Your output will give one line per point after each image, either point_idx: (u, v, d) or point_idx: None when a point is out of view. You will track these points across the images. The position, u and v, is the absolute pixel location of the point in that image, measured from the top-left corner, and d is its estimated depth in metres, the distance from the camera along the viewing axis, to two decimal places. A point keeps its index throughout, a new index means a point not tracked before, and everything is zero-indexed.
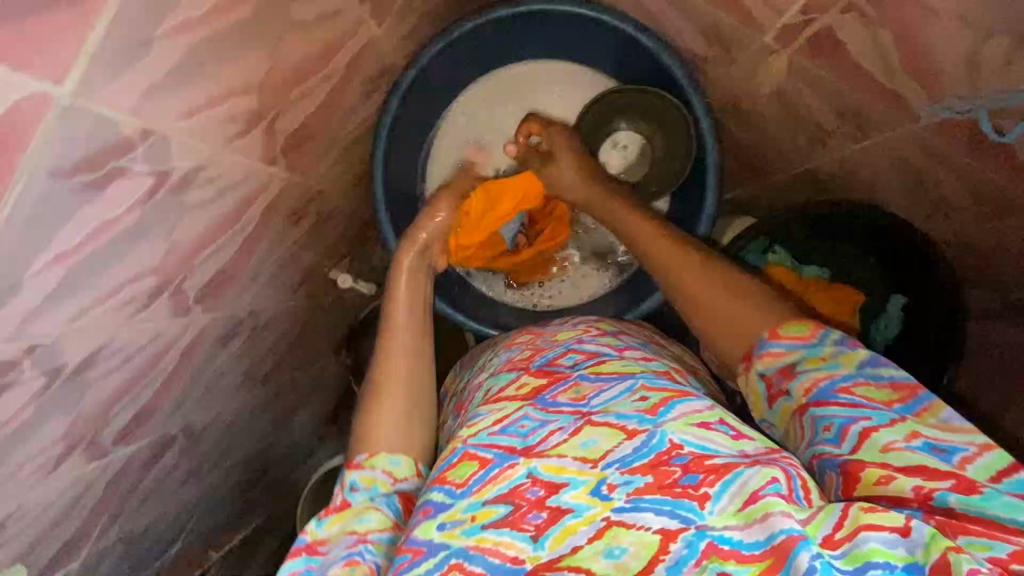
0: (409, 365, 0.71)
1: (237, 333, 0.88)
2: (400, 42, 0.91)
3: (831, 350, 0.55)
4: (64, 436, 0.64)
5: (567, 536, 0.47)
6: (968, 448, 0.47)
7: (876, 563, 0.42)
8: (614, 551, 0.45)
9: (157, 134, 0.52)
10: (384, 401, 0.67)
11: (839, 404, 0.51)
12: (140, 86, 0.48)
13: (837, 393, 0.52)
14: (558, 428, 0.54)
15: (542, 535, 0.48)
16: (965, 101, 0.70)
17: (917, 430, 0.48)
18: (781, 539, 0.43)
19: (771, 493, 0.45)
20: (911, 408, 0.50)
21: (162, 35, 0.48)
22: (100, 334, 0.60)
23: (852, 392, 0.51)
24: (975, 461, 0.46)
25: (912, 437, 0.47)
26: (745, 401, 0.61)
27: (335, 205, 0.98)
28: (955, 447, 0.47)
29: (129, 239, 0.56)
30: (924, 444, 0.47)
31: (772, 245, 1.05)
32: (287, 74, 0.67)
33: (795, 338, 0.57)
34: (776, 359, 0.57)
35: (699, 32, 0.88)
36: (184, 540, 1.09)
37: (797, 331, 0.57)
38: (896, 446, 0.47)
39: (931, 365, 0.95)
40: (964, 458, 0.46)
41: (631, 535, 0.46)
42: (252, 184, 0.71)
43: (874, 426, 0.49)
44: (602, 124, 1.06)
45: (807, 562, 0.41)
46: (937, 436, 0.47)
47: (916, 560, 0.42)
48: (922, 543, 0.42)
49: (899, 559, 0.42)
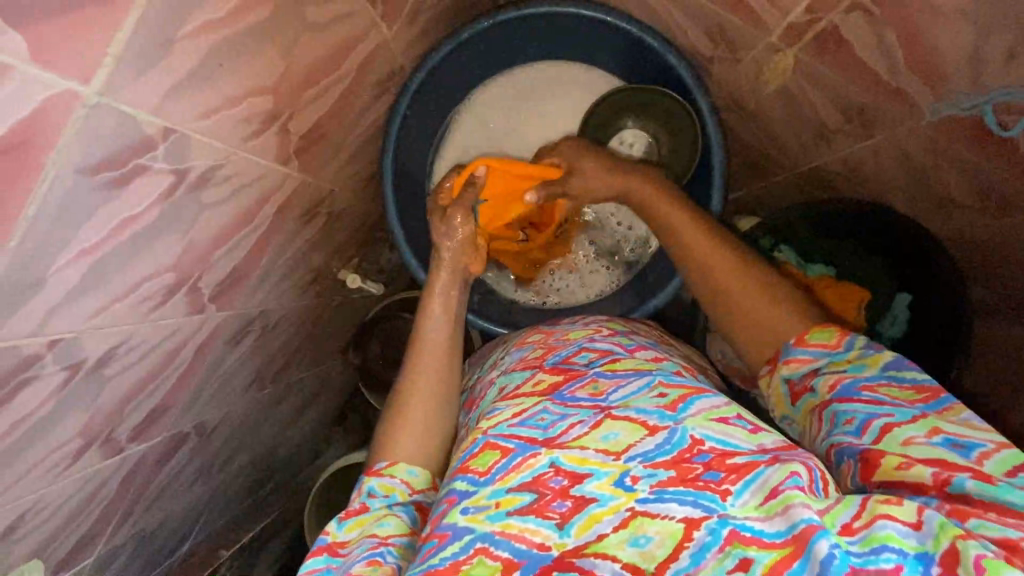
0: (434, 382, 0.71)
1: (249, 332, 0.89)
2: (410, 44, 0.92)
3: (859, 352, 0.56)
4: (83, 431, 0.66)
5: (592, 524, 0.47)
6: (987, 443, 0.46)
7: (891, 548, 0.41)
8: (639, 540, 0.46)
9: (177, 133, 0.54)
10: (407, 418, 0.68)
11: (862, 402, 0.52)
12: (163, 86, 0.50)
13: (860, 391, 0.52)
14: (578, 421, 0.54)
15: (568, 523, 0.48)
16: (969, 97, 0.69)
17: (938, 426, 0.48)
18: (801, 529, 0.42)
19: (791, 486, 0.45)
20: (934, 407, 0.50)
21: (183, 37, 0.49)
22: (119, 330, 0.62)
23: (876, 391, 0.52)
24: (994, 456, 0.45)
25: (933, 433, 0.47)
26: (767, 403, 0.62)
27: (345, 206, 1.00)
28: (975, 443, 0.46)
29: (148, 236, 0.58)
30: (943, 439, 0.47)
31: (778, 245, 1.02)
32: (301, 75, 0.68)
33: (822, 344, 0.58)
34: (801, 364, 0.58)
35: (705, 32, 0.88)
36: (195, 537, 1.11)
37: (824, 338, 0.58)
38: (916, 440, 0.47)
39: (936, 360, 0.95)
40: (982, 453, 0.46)
41: (655, 524, 0.46)
42: (266, 184, 0.73)
43: (896, 421, 0.49)
44: (605, 123, 1.06)
45: (826, 550, 0.41)
46: (957, 432, 0.47)
47: (926, 549, 0.41)
48: (932, 533, 0.41)
49: (910, 547, 0.41)
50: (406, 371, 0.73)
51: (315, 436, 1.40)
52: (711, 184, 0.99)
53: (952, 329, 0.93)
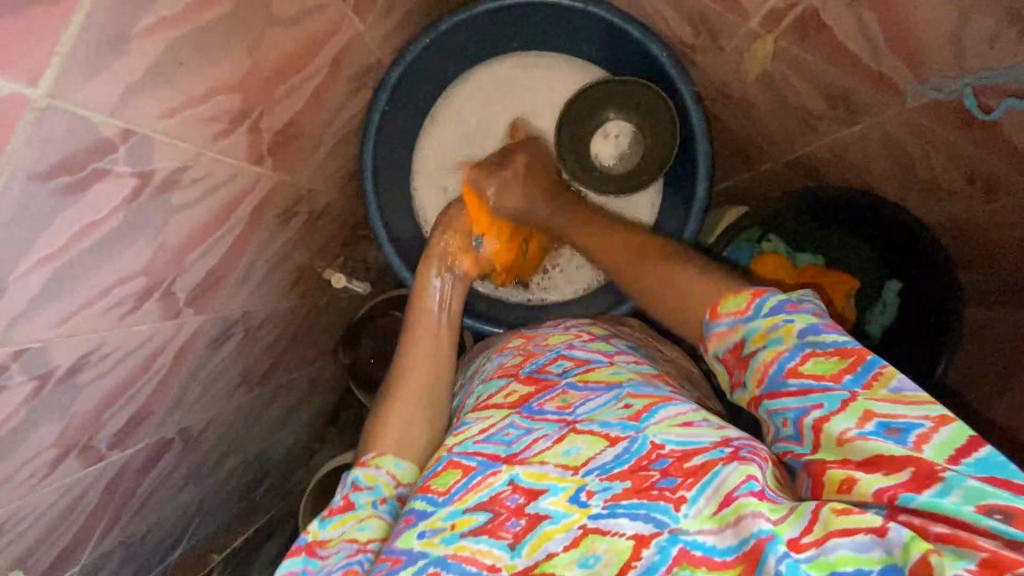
0: (427, 364, 0.75)
1: (232, 335, 0.88)
2: (386, 38, 0.91)
3: (769, 325, 0.52)
4: (59, 440, 0.65)
5: (544, 543, 0.46)
6: (924, 423, 0.42)
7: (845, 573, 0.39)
8: (588, 560, 0.45)
9: (138, 135, 0.53)
10: (398, 396, 0.71)
11: (791, 394, 0.48)
12: (118, 86, 0.48)
13: (787, 379, 0.49)
14: (542, 436, 0.54)
15: (520, 543, 0.47)
16: (952, 80, 0.67)
17: (870, 411, 0.44)
18: (753, 544, 0.41)
19: (745, 493, 0.43)
20: (860, 378, 0.46)
21: (137, 35, 0.48)
22: (90, 337, 0.60)
23: (802, 374, 0.48)
24: (933, 440, 0.42)
25: (865, 420, 0.44)
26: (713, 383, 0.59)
27: (326, 204, 0.98)
28: (911, 425, 0.43)
29: (114, 242, 0.56)
30: (878, 426, 0.43)
31: (766, 234, 1.03)
32: (270, 73, 0.67)
33: (733, 314, 0.55)
34: (724, 340, 0.55)
35: (686, 20, 0.87)
36: (187, 541, 1.11)
37: (735, 306, 0.55)
38: (850, 436, 0.44)
39: (929, 348, 0.94)
40: (919, 437, 0.42)
41: (605, 543, 0.45)
42: (239, 184, 0.71)
43: (827, 414, 0.45)
44: (589, 117, 1.03)
45: (774, 567, 0.40)
46: (890, 414, 0.44)
47: (894, 560, 0.38)
48: (900, 543, 0.38)
49: (876, 562, 0.39)
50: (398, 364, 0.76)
51: (308, 436, 1.39)
52: (695, 174, 0.99)
53: (939, 316, 0.92)
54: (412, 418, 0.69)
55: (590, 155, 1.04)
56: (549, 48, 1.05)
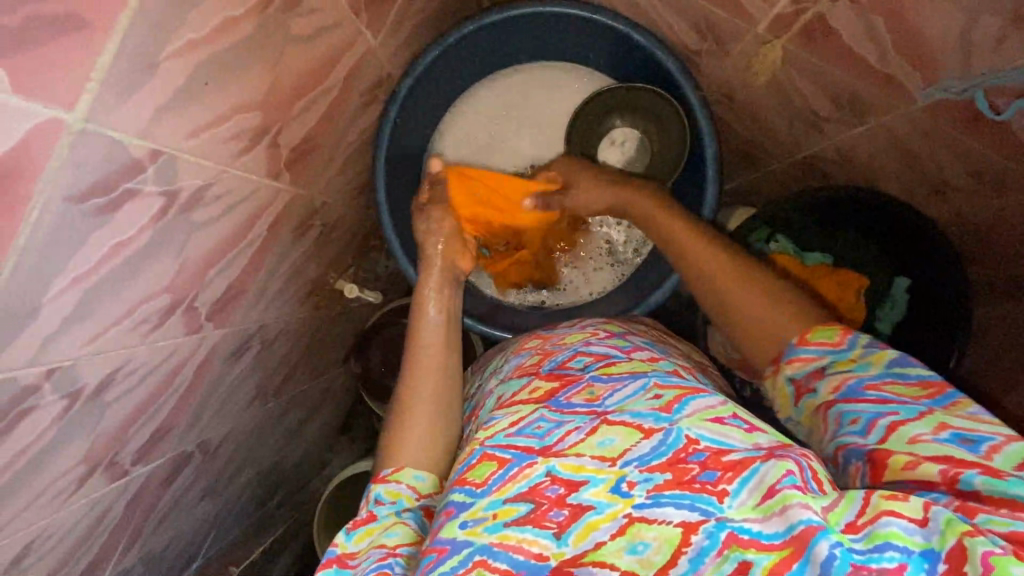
0: (438, 377, 0.74)
1: (248, 348, 0.89)
2: (396, 51, 0.92)
3: (860, 351, 0.55)
4: (86, 457, 0.66)
5: (590, 533, 0.47)
6: (997, 437, 0.45)
7: (894, 546, 0.41)
8: (637, 548, 0.45)
9: (166, 154, 0.54)
10: (411, 416, 0.70)
11: (867, 401, 0.51)
12: (148, 108, 0.49)
13: (865, 390, 0.52)
14: (575, 428, 0.54)
15: (565, 533, 0.48)
16: (961, 81, 0.68)
17: (945, 422, 0.47)
18: (801, 530, 0.42)
19: (788, 486, 0.45)
20: (940, 403, 0.49)
21: (166, 58, 0.49)
22: (117, 354, 0.61)
23: (881, 389, 0.51)
24: (1004, 450, 0.44)
25: (940, 429, 0.46)
26: (771, 404, 0.62)
27: (339, 215, 0.99)
28: (983, 437, 0.45)
29: (142, 259, 0.57)
30: (952, 435, 0.46)
31: (774, 234, 1.03)
32: (289, 89, 0.68)
33: (824, 341, 0.57)
34: (805, 364, 0.57)
35: (692, 26, 0.88)
36: (205, 554, 1.11)
37: (826, 336, 0.57)
38: (923, 438, 0.46)
39: (936, 334, 0.96)
40: (992, 447, 0.44)
41: (653, 530, 0.46)
42: (257, 200, 0.72)
43: (902, 420, 0.48)
44: (595, 125, 1.05)
45: (827, 550, 0.41)
46: (966, 427, 0.46)
47: (932, 547, 0.40)
48: (938, 530, 0.40)
49: (915, 544, 0.41)
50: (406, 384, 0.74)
51: (321, 446, 1.39)
52: (702, 177, 0.99)
53: (943, 307, 0.94)
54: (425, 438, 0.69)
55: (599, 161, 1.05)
56: (549, 56, 1.06)
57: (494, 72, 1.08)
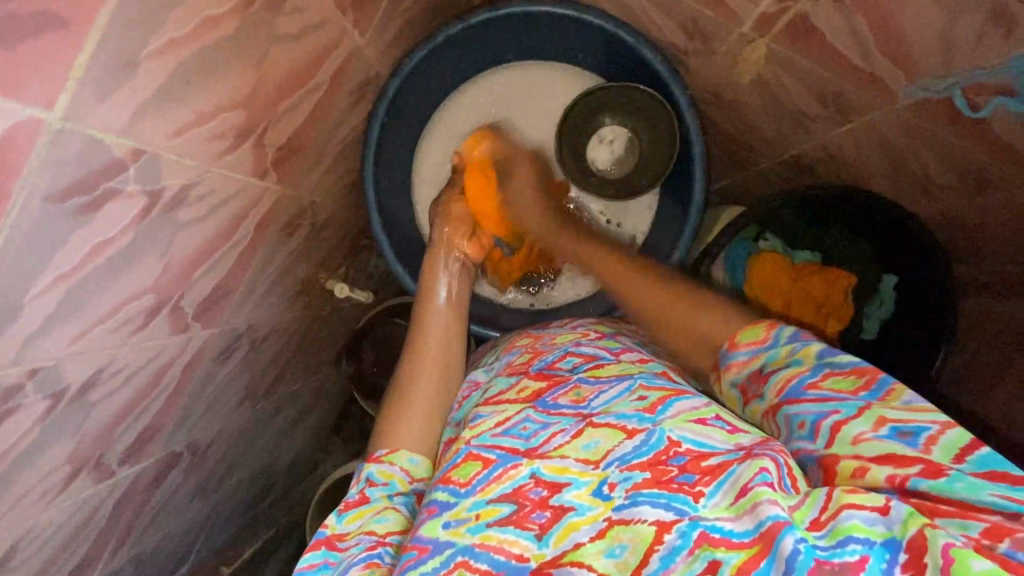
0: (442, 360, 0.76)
1: (237, 348, 0.89)
2: (384, 50, 0.92)
3: (789, 349, 0.55)
4: (71, 458, 0.66)
5: (570, 533, 0.48)
6: (932, 427, 0.45)
7: (856, 539, 0.41)
8: (614, 551, 0.46)
9: (147, 154, 0.53)
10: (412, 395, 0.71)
11: (809, 402, 0.50)
12: (128, 107, 0.49)
13: (806, 390, 0.51)
14: (560, 430, 0.55)
15: (546, 534, 0.48)
16: (940, 80, 0.69)
17: (883, 416, 0.47)
18: (768, 526, 0.42)
19: (759, 483, 0.45)
20: (876, 393, 0.49)
21: (146, 57, 0.49)
22: (101, 354, 0.61)
23: (820, 386, 0.50)
24: (940, 441, 0.44)
25: (879, 425, 0.46)
26: (724, 406, 0.61)
27: (327, 215, 0.99)
28: (920, 429, 0.45)
29: (124, 259, 0.57)
30: (890, 430, 0.46)
31: (763, 233, 1.05)
32: (274, 88, 0.68)
33: (751, 343, 0.58)
34: (742, 367, 0.57)
35: (679, 25, 0.88)
36: (196, 554, 1.11)
37: (752, 336, 0.58)
38: (865, 437, 0.46)
39: (928, 332, 0.96)
40: (930, 440, 0.44)
41: (629, 531, 0.46)
42: (244, 199, 0.72)
43: (844, 418, 0.48)
44: (584, 122, 1.05)
45: (791, 545, 0.41)
46: (902, 419, 0.46)
47: (894, 536, 0.41)
48: (900, 520, 0.41)
49: (878, 534, 0.41)
50: (405, 374, 0.74)
51: (314, 446, 1.39)
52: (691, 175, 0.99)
53: (934, 307, 0.95)
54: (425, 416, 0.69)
55: (589, 158, 1.06)
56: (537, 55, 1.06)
57: (482, 72, 1.08)
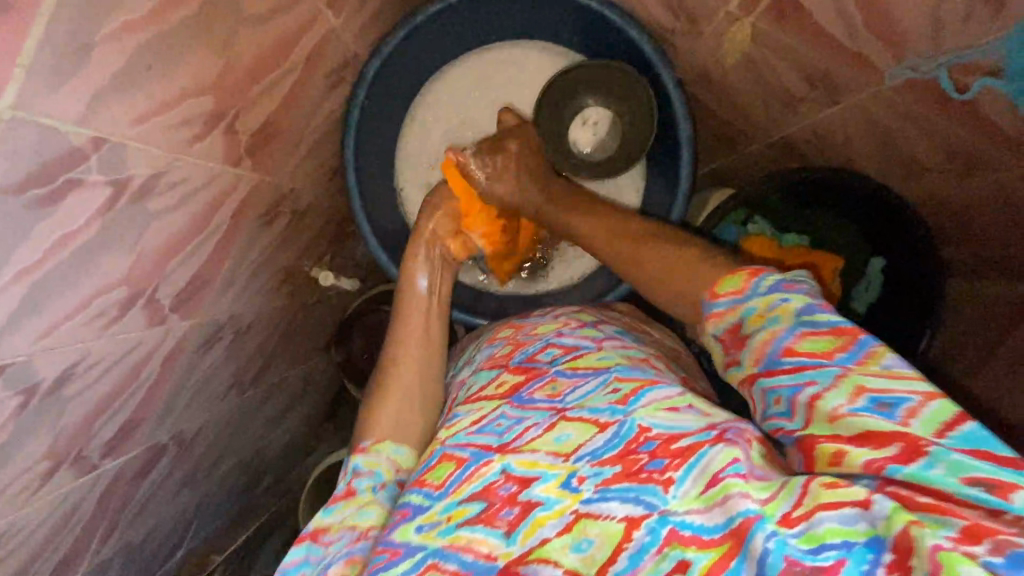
0: (420, 351, 0.75)
1: (220, 338, 0.88)
2: (361, 31, 0.89)
3: (766, 304, 0.52)
4: (50, 452, 0.65)
5: (537, 529, 0.49)
6: (913, 398, 0.43)
7: (830, 545, 0.40)
8: (581, 545, 0.47)
9: (110, 143, 0.52)
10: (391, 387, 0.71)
11: (786, 372, 0.48)
12: (85, 94, 0.47)
13: (782, 357, 0.49)
14: (534, 424, 0.55)
15: (514, 531, 0.49)
16: (927, 60, 0.69)
17: (862, 386, 0.45)
18: (739, 522, 0.43)
19: (731, 474, 0.45)
20: (853, 356, 0.47)
21: (101, 41, 0.47)
22: (73, 348, 0.60)
23: (797, 352, 0.49)
24: (921, 413, 0.42)
25: (856, 397, 0.44)
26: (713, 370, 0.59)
27: (309, 202, 0.97)
28: (900, 399, 0.43)
29: (91, 252, 0.56)
30: (868, 401, 0.44)
31: (752, 216, 1.04)
32: (243, 72, 0.65)
33: (731, 292, 0.56)
34: (722, 321, 0.56)
35: (664, 3, 0.86)
36: (190, 542, 1.12)
37: (733, 286, 0.56)
38: (841, 412, 0.45)
39: (918, 317, 0.95)
40: (909, 411, 0.42)
41: (597, 527, 0.47)
42: (218, 188, 0.70)
43: (820, 391, 0.46)
44: (562, 105, 1.01)
45: (761, 545, 0.42)
46: (881, 389, 0.44)
47: (878, 534, 0.40)
48: (884, 516, 0.39)
49: (860, 534, 0.40)
50: (385, 358, 0.75)
51: (306, 434, 1.39)
52: (677, 161, 0.98)
53: (921, 293, 0.95)
54: (405, 403, 0.70)
55: (568, 139, 1.01)
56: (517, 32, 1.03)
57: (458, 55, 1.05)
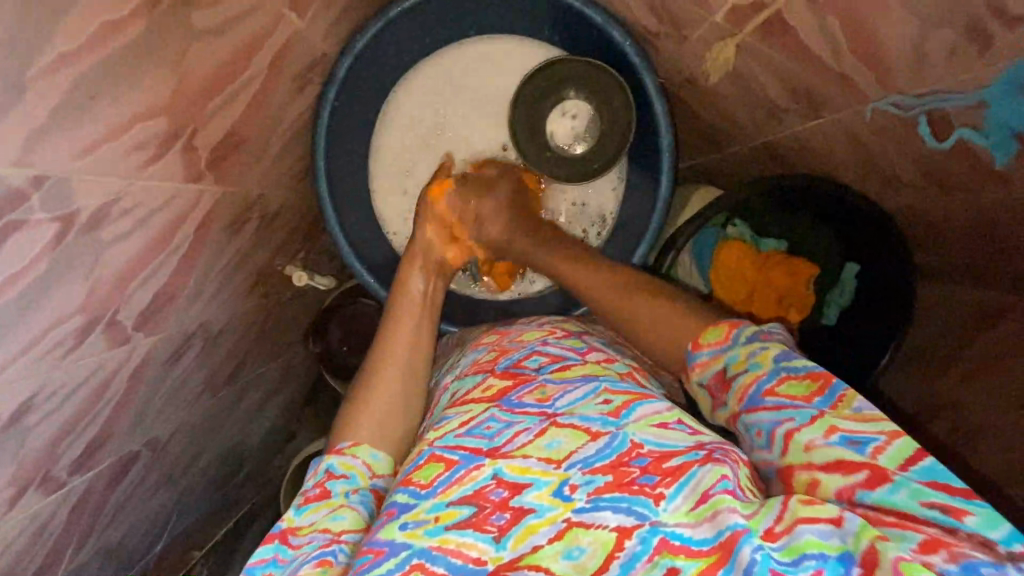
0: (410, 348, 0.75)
1: (191, 346, 0.86)
2: (330, 28, 0.84)
3: (747, 352, 0.56)
4: (15, 478, 0.64)
5: (529, 536, 0.49)
6: (879, 437, 0.47)
7: (811, 556, 0.43)
8: (572, 552, 0.47)
9: (54, 179, 0.49)
10: (380, 379, 0.71)
11: (766, 409, 0.52)
12: (20, 135, 0.44)
13: (763, 397, 0.52)
14: (524, 428, 0.55)
15: (504, 536, 0.49)
16: (908, 99, 0.69)
17: (834, 425, 0.48)
18: (727, 535, 0.45)
19: (720, 491, 0.47)
20: (828, 399, 0.50)
21: (34, 77, 0.43)
22: (31, 380, 0.58)
23: (776, 393, 0.52)
24: (887, 450, 0.46)
25: (830, 433, 0.48)
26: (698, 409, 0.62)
27: (280, 204, 0.94)
28: (868, 438, 0.47)
29: (44, 287, 0.53)
30: (839, 438, 0.47)
31: (732, 219, 1.05)
32: (200, 87, 0.61)
33: (714, 344, 0.60)
34: (707, 368, 0.59)
35: (649, 7, 0.82)
36: (168, 536, 1.13)
37: (715, 338, 0.60)
38: (815, 445, 0.48)
39: (885, 325, 0.97)
40: (876, 449, 0.46)
41: (589, 535, 0.47)
42: (179, 204, 0.67)
43: (796, 426, 0.49)
44: (545, 96, 0.98)
45: (749, 555, 0.43)
46: (853, 428, 0.47)
47: (848, 548, 0.43)
48: (853, 531, 0.43)
49: (834, 548, 0.43)
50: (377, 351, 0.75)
51: (285, 423, 1.39)
52: (659, 167, 0.98)
53: (895, 301, 0.95)
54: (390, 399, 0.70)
55: (546, 131, 0.99)
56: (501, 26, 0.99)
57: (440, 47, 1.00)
